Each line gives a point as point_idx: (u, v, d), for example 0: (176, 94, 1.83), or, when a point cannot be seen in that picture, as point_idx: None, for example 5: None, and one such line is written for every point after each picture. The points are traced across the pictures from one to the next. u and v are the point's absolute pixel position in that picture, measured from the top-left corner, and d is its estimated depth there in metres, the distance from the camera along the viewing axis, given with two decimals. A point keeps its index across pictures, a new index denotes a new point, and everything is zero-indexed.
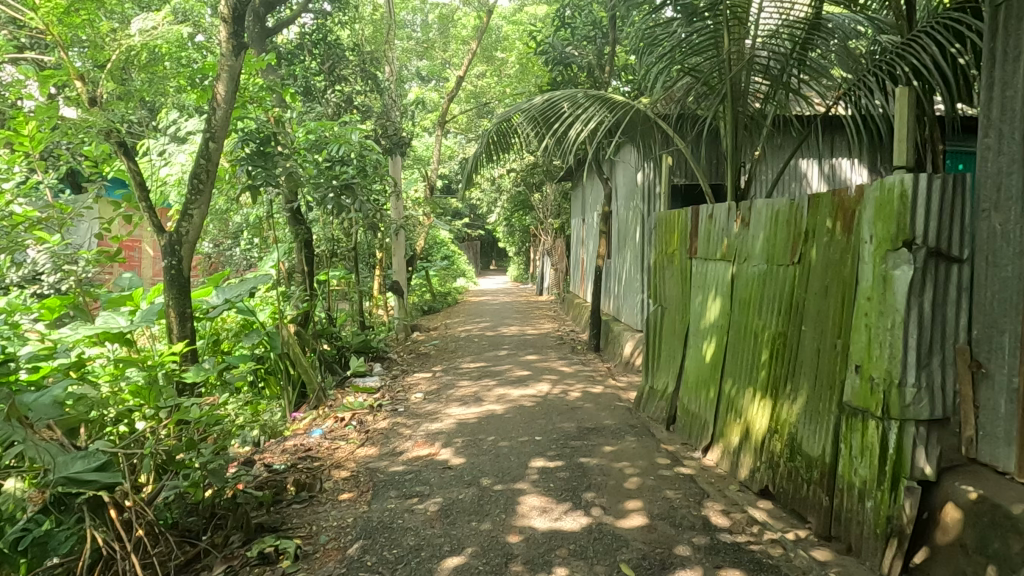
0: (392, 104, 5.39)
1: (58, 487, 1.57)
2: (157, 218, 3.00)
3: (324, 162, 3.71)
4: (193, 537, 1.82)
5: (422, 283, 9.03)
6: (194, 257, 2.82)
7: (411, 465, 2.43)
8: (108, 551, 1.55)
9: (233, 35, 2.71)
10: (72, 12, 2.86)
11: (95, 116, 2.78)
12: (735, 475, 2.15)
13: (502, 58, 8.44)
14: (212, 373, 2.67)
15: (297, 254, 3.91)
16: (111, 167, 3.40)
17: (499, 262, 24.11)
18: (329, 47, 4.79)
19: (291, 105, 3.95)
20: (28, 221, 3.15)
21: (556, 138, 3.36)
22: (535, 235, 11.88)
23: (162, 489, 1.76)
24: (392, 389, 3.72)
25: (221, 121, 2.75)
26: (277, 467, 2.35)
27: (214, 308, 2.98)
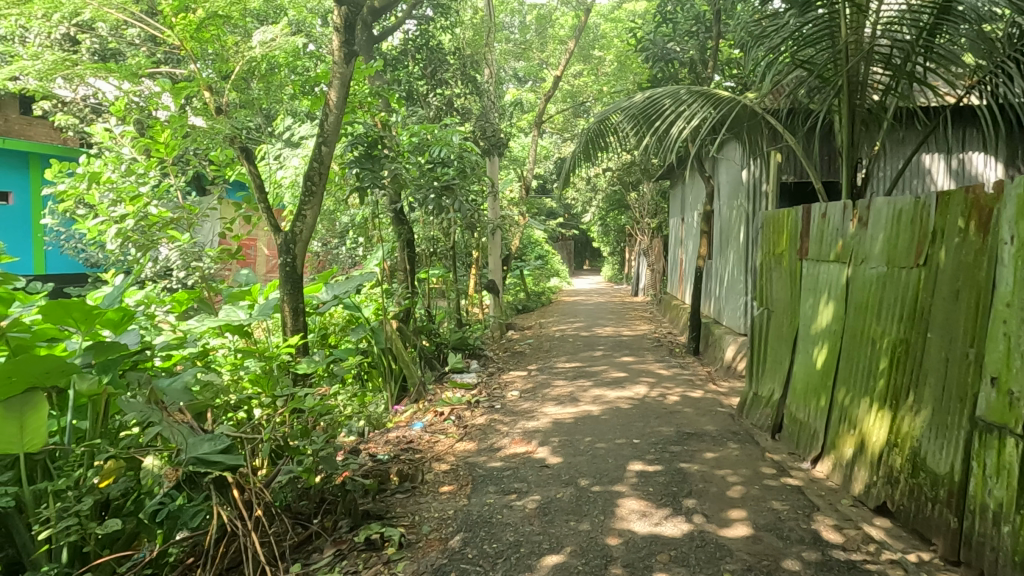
0: (490, 106, 5.49)
1: (188, 467, 1.68)
2: (274, 218, 3.20)
3: (427, 163, 3.84)
4: (304, 520, 1.94)
5: (517, 282, 9.12)
6: (307, 255, 2.99)
7: (509, 462, 2.46)
8: (231, 527, 1.68)
9: (345, 44, 2.85)
10: (203, 28, 3.09)
11: (221, 124, 3.02)
12: (848, 490, 2.03)
13: (600, 56, 8.38)
14: (322, 366, 2.82)
15: (400, 253, 4.07)
16: (234, 171, 3.66)
17: (593, 262, 23.94)
18: (431, 52, 4.95)
19: (396, 109, 4.05)
20: (162, 222, 3.41)
21: (657, 135, 3.31)
22: (631, 235, 11.75)
23: (279, 472, 1.86)
24: (488, 386, 3.78)
25: (333, 126, 2.89)
26: (381, 457, 2.45)
27: (324, 303, 3.16)
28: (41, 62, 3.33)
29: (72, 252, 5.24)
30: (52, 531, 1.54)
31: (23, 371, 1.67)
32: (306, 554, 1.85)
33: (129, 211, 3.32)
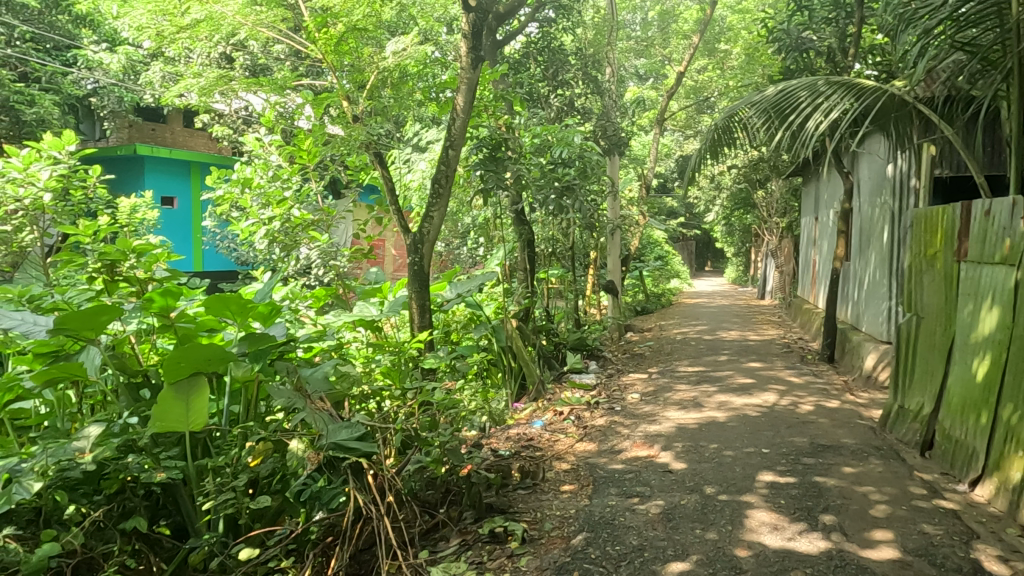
0: (612, 105, 5.44)
1: (328, 452, 1.80)
2: (403, 219, 3.36)
3: (548, 164, 3.90)
4: (431, 509, 2.04)
5: (635, 283, 8.97)
6: (433, 255, 3.11)
7: (630, 464, 2.43)
8: (366, 510, 1.79)
9: (471, 50, 2.94)
10: (343, 41, 3.33)
11: (357, 131, 3.22)
12: (1015, 518, 1.83)
13: (726, 49, 8.07)
14: (446, 362, 2.93)
15: (520, 253, 4.13)
16: (368, 176, 3.87)
17: (715, 263, 23.07)
18: (553, 53, 4.98)
19: (519, 111, 4.13)
20: (304, 224, 3.74)
21: (790, 130, 3.15)
22: (757, 234, 11.21)
23: (408, 462, 1.96)
24: (608, 388, 3.75)
25: (459, 130, 2.99)
26: (503, 452, 2.50)
27: (448, 301, 3.27)
28: (205, 79, 3.70)
29: (226, 251, 5.78)
30: (214, 503, 1.72)
31: (189, 358, 1.85)
32: (433, 541, 1.94)
33: (276, 214, 3.67)
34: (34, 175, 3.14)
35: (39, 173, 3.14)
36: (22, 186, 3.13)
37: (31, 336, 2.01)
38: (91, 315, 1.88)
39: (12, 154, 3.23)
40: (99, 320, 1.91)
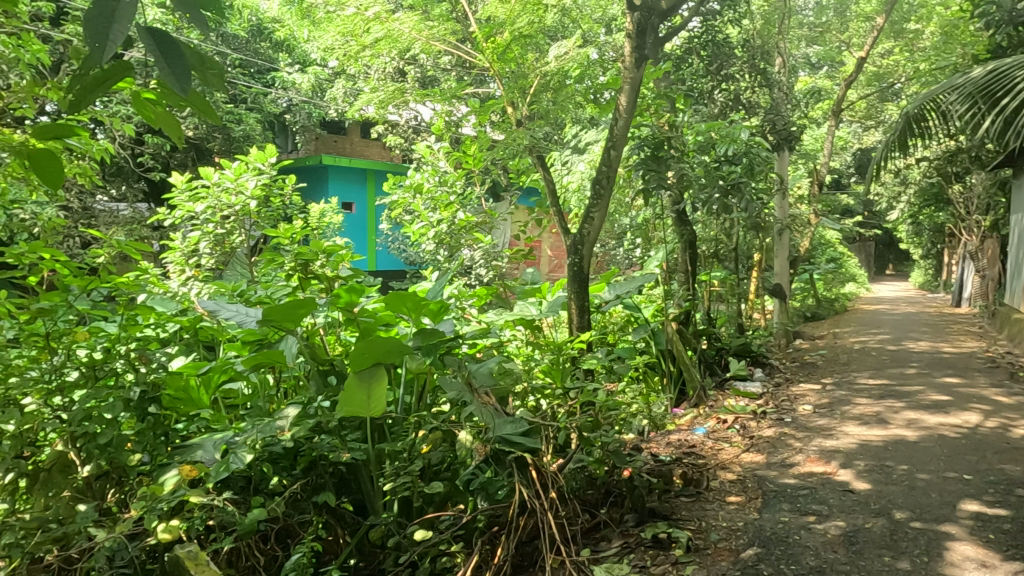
0: (783, 97, 5.12)
1: (494, 446, 1.88)
2: (564, 221, 3.40)
3: (713, 162, 3.76)
4: (592, 509, 2.06)
5: (804, 286, 8.37)
6: (593, 256, 3.11)
7: (804, 480, 2.28)
8: (530, 504, 1.84)
9: (636, 49, 2.91)
10: (508, 49, 3.44)
11: (521, 135, 3.32)
12: None
13: (917, 29, 7.28)
14: (605, 363, 2.92)
15: (681, 254, 4.02)
16: (529, 178, 3.97)
17: (897, 266, 20.87)
18: (718, 47, 4.80)
19: (682, 108, 4.03)
20: (468, 226, 3.92)
21: (1003, 115, 2.80)
22: (953, 234, 9.98)
23: (570, 460, 1.99)
24: (776, 397, 3.54)
25: (621, 130, 2.97)
26: (664, 457, 2.45)
27: (606, 302, 3.26)
28: (384, 93, 4.02)
29: (397, 252, 6.22)
30: (393, 485, 1.86)
31: (371, 350, 2.01)
32: (595, 541, 1.95)
33: (444, 217, 3.89)
34: (242, 184, 3.60)
35: (247, 183, 3.60)
36: (233, 195, 3.60)
37: (244, 326, 2.30)
38: (291, 308, 2.11)
39: (227, 167, 3.71)
40: (297, 313, 2.13)
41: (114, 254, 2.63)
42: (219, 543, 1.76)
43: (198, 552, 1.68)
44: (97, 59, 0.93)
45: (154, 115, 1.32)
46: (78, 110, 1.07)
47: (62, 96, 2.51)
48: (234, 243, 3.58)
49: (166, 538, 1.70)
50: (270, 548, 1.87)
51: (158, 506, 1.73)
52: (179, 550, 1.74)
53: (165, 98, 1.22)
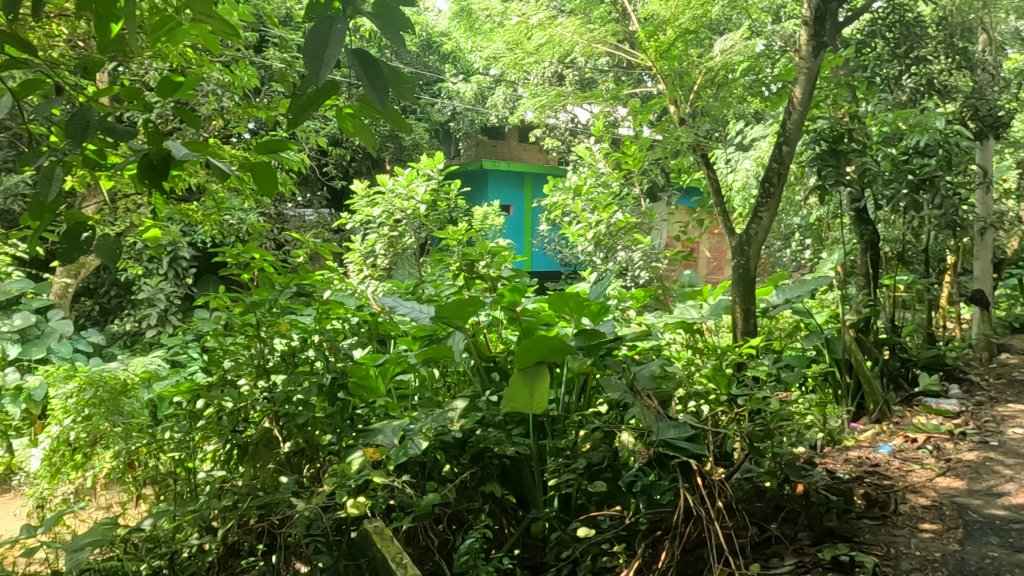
0: (988, 79, 4.54)
1: (657, 450, 1.89)
2: (729, 221, 3.26)
3: (902, 155, 3.43)
4: (762, 523, 1.99)
5: (1010, 293, 7.35)
6: (762, 257, 2.94)
7: (1017, 513, 2.01)
8: (696, 512, 1.82)
9: (814, 36, 2.72)
10: (672, 46, 3.36)
11: (685, 133, 3.23)
12: None
13: None
14: (774, 371, 2.76)
15: (861, 256, 3.70)
16: (690, 177, 3.85)
17: None
18: (908, 28, 4.37)
19: (865, 97, 3.71)
20: (627, 227, 3.88)
21: None
22: None
23: (738, 470, 1.94)
24: (976, 417, 3.15)
25: (796, 124, 2.79)
26: (843, 475, 2.28)
27: (775, 306, 3.09)
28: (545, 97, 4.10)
29: None
30: (557, 481, 1.92)
31: (534, 349, 2.07)
32: (766, 556, 1.88)
33: (602, 218, 3.89)
34: (413, 190, 3.84)
35: (417, 189, 3.84)
36: (405, 200, 3.85)
37: (418, 321, 2.46)
38: (460, 306, 2.20)
39: (400, 174, 3.98)
40: (466, 311, 2.23)
41: (307, 254, 2.92)
42: (399, 522, 1.91)
43: (383, 528, 1.84)
44: (313, 81, 1.04)
45: (354, 129, 1.43)
46: (296, 128, 1.16)
47: (268, 114, 2.82)
48: (406, 245, 3.83)
49: (354, 513, 1.88)
50: (442, 531, 1.99)
51: (347, 483, 1.92)
52: (365, 525, 1.92)
53: (364, 112, 1.32)
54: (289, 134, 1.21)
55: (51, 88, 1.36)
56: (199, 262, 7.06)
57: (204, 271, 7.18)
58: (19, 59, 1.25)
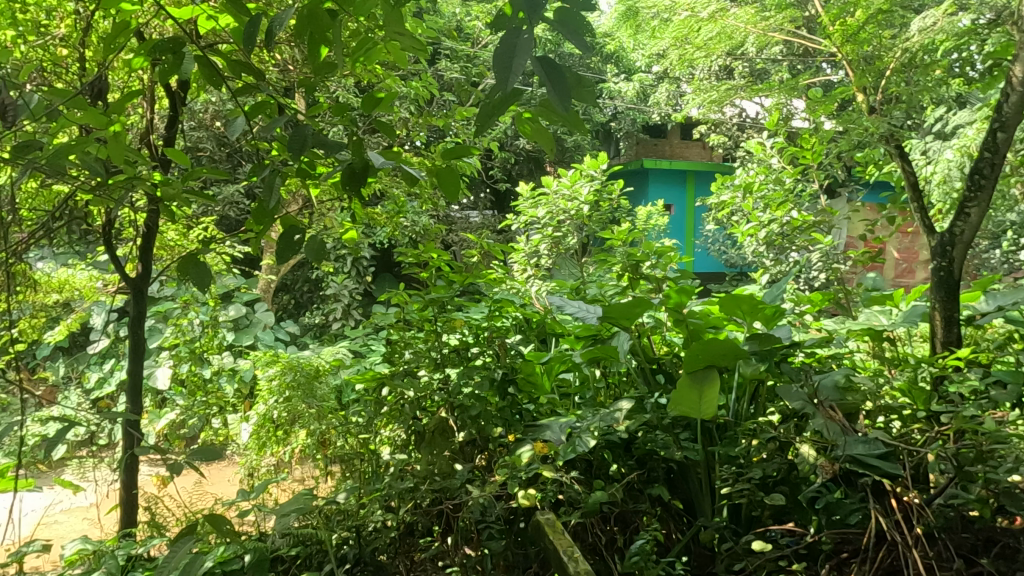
0: None
1: (843, 465, 1.82)
2: (927, 218, 2.93)
3: None
4: (972, 557, 1.77)
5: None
6: (969, 259, 2.61)
7: None
8: (892, 536, 1.74)
9: None
10: (861, 28, 3.10)
11: (875, 123, 2.97)
12: None
13: None
14: (982, 387, 2.46)
15: None
16: (879, 171, 3.53)
17: None
18: None
19: None
20: (805, 224, 3.46)
21: None
22: None
23: (942, 494, 1.81)
24: None
25: (1015, 106, 2.45)
26: None
27: (984, 314, 2.74)
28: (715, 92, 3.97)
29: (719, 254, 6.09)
30: (731, 489, 1.87)
31: (707, 352, 2.00)
32: None
33: (775, 216, 3.52)
34: (577, 191, 3.88)
35: (580, 190, 3.88)
36: (569, 201, 3.89)
37: (584, 322, 2.37)
38: (630, 307, 2.19)
39: (564, 175, 4.04)
40: (634, 312, 2.20)
41: (481, 254, 3.05)
42: (568, 517, 1.96)
43: (553, 520, 1.90)
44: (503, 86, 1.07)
45: (531, 132, 1.41)
46: (483, 133, 1.18)
47: (446, 122, 3.00)
48: (569, 245, 3.88)
49: (525, 504, 1.96)
50: (610, 529, 2.02)
51: (518, 474, 2.03)
52: (536, 517, 1.99)
53: (543, 114, 1.31)
54: (474, 139, 1.24)
55: (276, 108, 1.55)
56: (378, 260, 7.69)
57: (380, 269, 7.80)
58: (251, 83, 1.43)
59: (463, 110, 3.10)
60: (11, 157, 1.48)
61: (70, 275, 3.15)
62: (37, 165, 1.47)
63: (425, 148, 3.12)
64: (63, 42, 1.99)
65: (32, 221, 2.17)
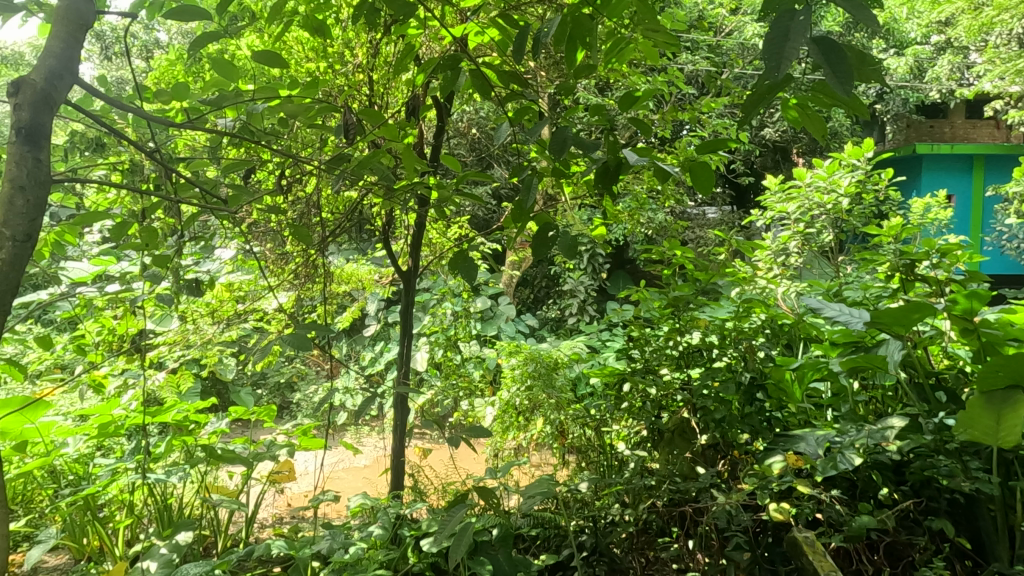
0: None
1: None
2: None
3: None
4: None
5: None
6: None
7: None
8: None
9: None
10: None
11: None
12: None
13: None
14: None
15: None
16: None
17: None
18: None
19: None
20: None
21: None
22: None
23: None
24: None
25: None
26: None
27: None
28: None
29: None
30: None
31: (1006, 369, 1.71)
32: None
33: None
34: (836, 181, 3.38)
35: (840, 180, 3.37)
36: (826, 193, 3.37)
37: (847, 326, 2.06)
38: (905, 312, 1.90)
39: (820, 164, 3.57)
40: (911, 317, 1.92)
41: (726, 251, 2.92)
42: (828, 538, 1.86)
43: (813, 540, 1.82)
44: (771, 78, 0.78)
45: (798, 118, 1.22)
46: (745, 129, 0.91)
47: (693, 115, 2.93)
48: (824, 242, 3.43)
49: (779, 518, 1.93)
50: (877, 560, 1.86)
51: (769, 485, 2.00)
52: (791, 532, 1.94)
53: (815, 99, 1.11)
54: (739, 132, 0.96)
55: (535, 113, 1.63)
56: (612, 258, 7.81)
57: (613, 266, 7.89)
58: (517, 92, 1.52)
59: (710, 102, 3.00)
60: (327, 168, 1.76)
61: (356, 267, 3.68)
62: (343, 174, 1.73)
63: (668, 144, 3.08)
64: (359, 68, 2.32)
65: (332, 221, 2.57)
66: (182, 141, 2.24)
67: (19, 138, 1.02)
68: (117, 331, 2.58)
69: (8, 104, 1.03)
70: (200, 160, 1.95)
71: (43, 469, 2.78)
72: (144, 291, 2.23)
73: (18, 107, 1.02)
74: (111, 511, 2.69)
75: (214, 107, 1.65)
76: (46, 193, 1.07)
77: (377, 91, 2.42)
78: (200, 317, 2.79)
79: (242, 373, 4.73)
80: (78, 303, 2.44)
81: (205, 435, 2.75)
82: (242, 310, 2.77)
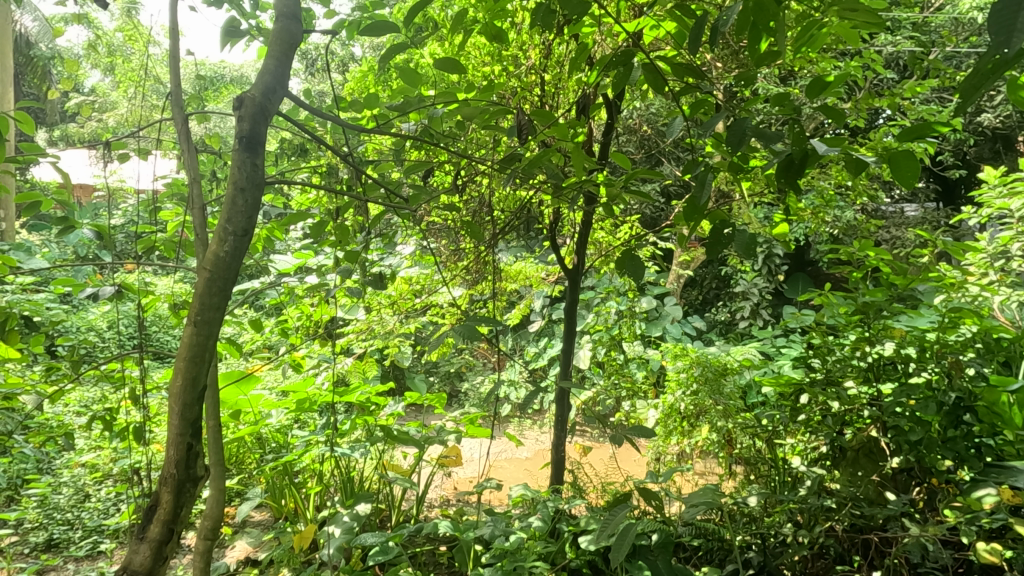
0: None
1: None
2: None
3: None
4: None
5: None
6: None
7: None
8: None
9: None
10: None
11: None
12: None
13: None
14: None
15: None
16: None
17: None
18: None
19: None
20: None
21: None
22: None
23: None
24: None
25: None
26: None
27: None
28: None
29: None
30: None
31: None
32: None
33: None
34: None
35: None
36: None
37: None
38: None
39: None
40: None
41: (931, 253, 2.59)
42: None
43: None
44: (1003, 52, 0.63)
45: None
46: (965, 112, 0.75)
47: (892, 101, 2.62)
48: None
49: (988, 559, 1.68)
50: None
51: (977, 521, 1.77)
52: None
53: None
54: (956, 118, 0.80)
55: (712, 106, 1.56)
56: (790, 259, 7.29)
57: (792, 268, 7.37)
58: (693, 85, 1.44)
59: (915, 86, 2.66)
60: (499, 168, 1.81)
61: (524, 265, 3.78)
62: (514, 174, 1.76)
63: (862, 134, 2.79)
64: (531, 69, 2.37)
65: (502, 218, 2.65)
66: (372, 146, 2.44)
67: (241, 145, 1.17)
68: (313, 317, 2.88)
69: (233, 116, 1.18)
70: (388, 162, 2.11)
71: (253, 436, 3.19)
72: (336, 283, 2.46)
73: (240, 119, 1.17)
74: (304, 478, 3.00)
75: (401, 112, 1.76)
76: (261, 193, 1.21)
77: (548, 91, 2.47)
78: (384, 308, 3.04)
79: (417, 361, 5.08)
80: (283, 292, 2.74)
81: (384, 417, 2.98)
82: (419, 304, 2.97)
